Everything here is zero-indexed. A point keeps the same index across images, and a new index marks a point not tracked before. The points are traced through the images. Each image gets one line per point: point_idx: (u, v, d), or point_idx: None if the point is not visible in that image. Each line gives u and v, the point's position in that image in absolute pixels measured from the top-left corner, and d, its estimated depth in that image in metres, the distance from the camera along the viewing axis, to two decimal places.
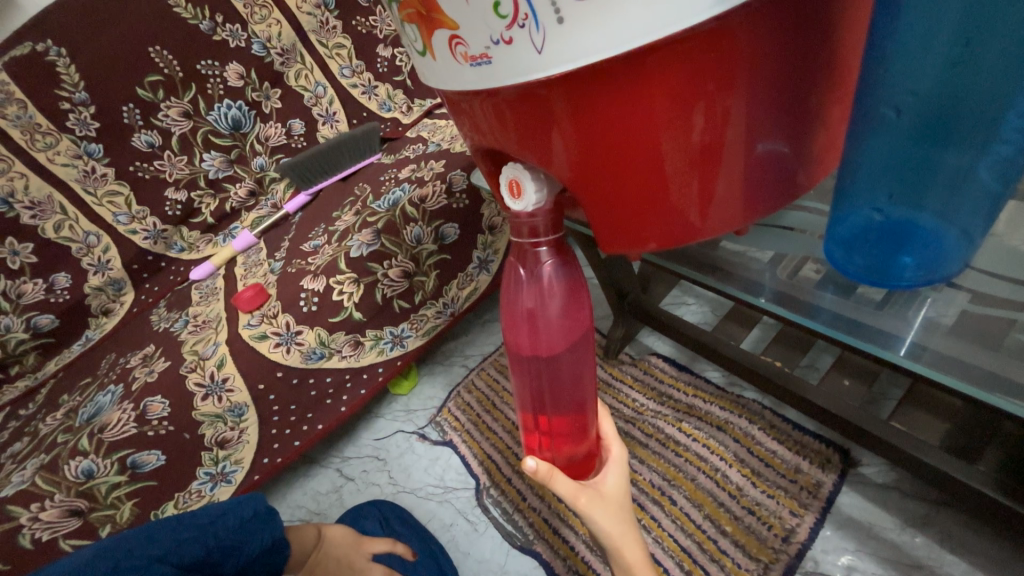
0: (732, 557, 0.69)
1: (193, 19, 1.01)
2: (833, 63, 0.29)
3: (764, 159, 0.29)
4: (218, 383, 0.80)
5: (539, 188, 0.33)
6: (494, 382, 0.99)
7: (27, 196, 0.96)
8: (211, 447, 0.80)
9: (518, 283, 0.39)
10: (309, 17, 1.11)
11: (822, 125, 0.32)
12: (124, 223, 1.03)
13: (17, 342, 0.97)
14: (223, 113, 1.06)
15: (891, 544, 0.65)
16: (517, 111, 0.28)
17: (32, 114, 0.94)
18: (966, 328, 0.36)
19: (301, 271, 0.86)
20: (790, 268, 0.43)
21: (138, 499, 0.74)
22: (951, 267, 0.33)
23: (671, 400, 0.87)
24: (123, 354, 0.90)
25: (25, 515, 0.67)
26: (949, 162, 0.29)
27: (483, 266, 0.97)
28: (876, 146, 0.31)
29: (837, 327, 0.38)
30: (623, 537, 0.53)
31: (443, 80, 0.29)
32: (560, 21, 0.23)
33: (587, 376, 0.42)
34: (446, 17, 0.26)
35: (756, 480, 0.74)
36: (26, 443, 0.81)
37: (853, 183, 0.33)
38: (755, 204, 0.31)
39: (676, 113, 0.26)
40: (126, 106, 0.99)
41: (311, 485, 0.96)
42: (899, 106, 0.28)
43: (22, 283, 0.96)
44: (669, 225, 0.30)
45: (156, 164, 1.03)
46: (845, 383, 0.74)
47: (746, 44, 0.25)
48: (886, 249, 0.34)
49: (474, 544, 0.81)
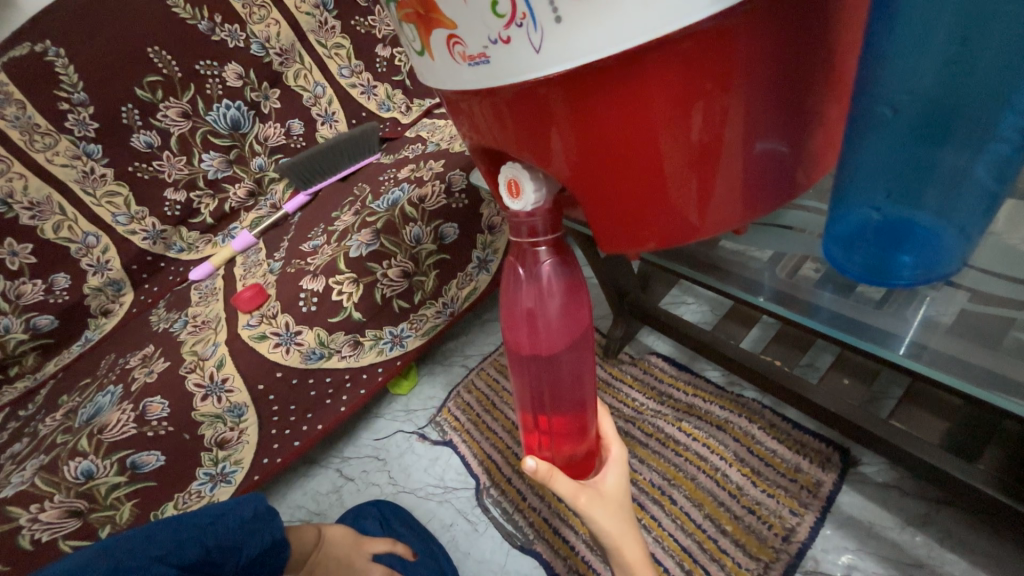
0: (732, 557, 0.69)
1: (192, 19, 1.01)
2: (831, 62, 0.29)
3: (763, 158, 0.29)
4: (217, 384, 0.80)
5: (538, 188, 0.33)
6: (495, 381, 0.99)
7: (26, 197, 0.96)
8: (211, 448, 0.80)
9: (517, 283, 0.39)
10: (309, 17, 1.11)
11: (820, 124, 0.32)
12: (124, 223, 1.03)
13: (17, 343, 0.97)
14: (222, 113, 1.06)
15: (891, 543, 0.65)
16: (516, 111, 0.28)
17: (31, 114, 0.94)
18: (966, 327, 0.36)
19: (301, 271, 0.86)
20: (790, 267, 0.43)
21: (138, 500, 0.74)
22: (950, 266, 0.33)
23: (671, 400, 0.87)
24: (122, 355, 0.90)
25: (25, 516, 0.67)
26: (947, 161, 0.29)
27: (483, 266, 0.97)
28: (875, 145, 0.31)
29: (836, 327, 0.38)
30: (623, 536, 0.53)
31: (441, 80, 0.29)
32: (558, 21, 0.23)
33: (587, 376, 0.42)
34: (444, 17, 0.25)
35: (756, 479, 0.74)
36: (26, 444, 0.81)
37: (851, 183, 0.33)
38: (755, 203, 0.31)
39: (675, 113, 0.26)
40: (126, 107, 0.99)
41: (311, 486, 0.95)
42: (897, 105, 0.28)
43: (22, 284, 0.96)
44: (668, 225, 0.30)
45: (156, 164, 1.03)
46: (845, 382, 0.74)
47: (744, 43, 0.25)
48: (884, 248, 0.34)
49: (474, 544, 0.81)
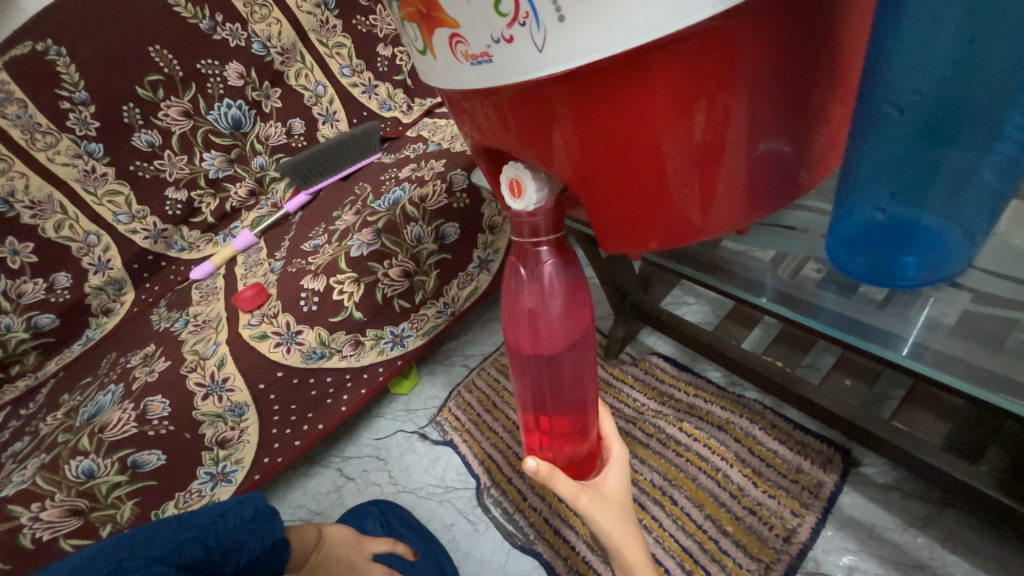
0: (732, 557, 0.69)
1: (193, 18, 1.01)
2: (835, 62, 0.29)
3: (765, 158, 0.29)
4: (218, 383, 0.80)
5: (540, 187, 0.33)
6: (495, 382, 0.99)
7: (27, 196, 0.96)
8: (211, 447, 0.80)
9: (518, 283, 0.39)
10: (309, 17, 1.11)
11: (823, 124, 0.32)
12: (124, 222, 1.03)
13: (18, 342, 0.97)
14: (223, 112, 1.06)
15: (892, 544, 0.65)
16: (518, 111, 0.27)
17: (32, 114, 0.94)
18: (967, 328, 0.36)
19: (301, 271, 0.86)
20: (791, 268, 0.43)
21: (138, 499, 0.74)
22: (955, 266, 0.32)
23: (671, 400, 0.87)
24: (123, 354, 0.90)
25: (26, 515, 0.67)
26: (952, 161, 0.29)
27: (484, 266, 0.97)
28: (880, 144, 0.30)
29: (840, 327, 0.38)
30: (623, 536, 0.53)
31: (443, 79, 0.29)
32: (561, 20, 0.23)
33: (587, 376, 0.42)
34: (446, 16, 0.25)
35: (756, 480, 0.74)
36: (26, 443, 0.81)
37: (855, 183, 0.33)
38: (757, 203, 0.31)
39: (676, 112, 0.25)
40: (127, 106, 0.99)
41: (311, 485, 0.96)
42: (903, 105, 0.28)
43: (22, 283, 0.96)
44: (669, 225, 0.30)
45: (156, 163, 1.03)
46: (846, 383, 0.74)
47: (748, 44, 0.24)
48: (888, 249, 0.33)
49: (474, 545, 0.81)
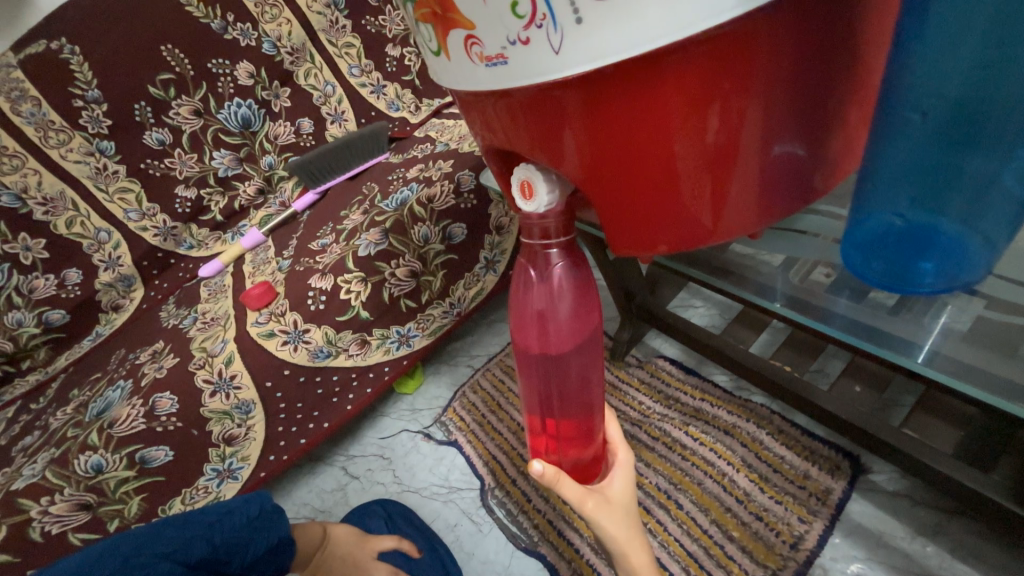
0: (739, 563, 0.69)
1: (204, 18, 1.02)
2: (854, 65, 0.29)
3: (778, 161, 0.29)
4: (225, 380, 0.80)
5: (551, 190, 0.33)
6: (500, 382, 1.00)
7: (40, 192, 0.97)
8: (218, 444, 0.80)
9: (528, 284, 0.39)
10: (320, 16, 1.12)
11: (840, 128, 0.31)
12: (135, 219, 1.04)
13: (29, 336, 0.97)
14: (233, 111, 1.06)
15: (903, 553, 0.64)
16: (531, 111, 0.27)
17: (46, 111, 0.95)
18: (982, 335, 0.36)
19: (309, 270, 0.86)
20: (802, 271, 0.43)
21: (146, 494, 0.75)
22: (974, 273, 0.32)
23: (677, 404, 0.87)
24: (133, 350, 0.91)
25: (36, 508, 0.68)
26: (974, 167, 0.29)
27: (490, 266, 0.96)
28: (899, 149, 0.30)
29: (852, 333, 0.38)
30: (629, 540, 0.53)
31: (456, 80, 0.29)
32: (579, 22, 0.23)
33: (595, 379, 0.42)
34: (461, 17, 0.25)
35: (764, 485, 0.74)
36: (37, 437, 0.81)
37: (871, 186, 0.32)
38: (770, 205, 0.31)
39: (690, 114, 0.25)
40: (138, 104, 0.99)
41: (316, 483, 0.96)
42: (926, 109, 0.28)
43: (34, 279, 0.97)
44: (679, 227, 0.30)
45: (168, 161, 1.04)
46: (856, 389, 0.74)
47: (764, 43, 0.24)
48: (904, 254, 0.33)
49: (478, 545, 0.81)
